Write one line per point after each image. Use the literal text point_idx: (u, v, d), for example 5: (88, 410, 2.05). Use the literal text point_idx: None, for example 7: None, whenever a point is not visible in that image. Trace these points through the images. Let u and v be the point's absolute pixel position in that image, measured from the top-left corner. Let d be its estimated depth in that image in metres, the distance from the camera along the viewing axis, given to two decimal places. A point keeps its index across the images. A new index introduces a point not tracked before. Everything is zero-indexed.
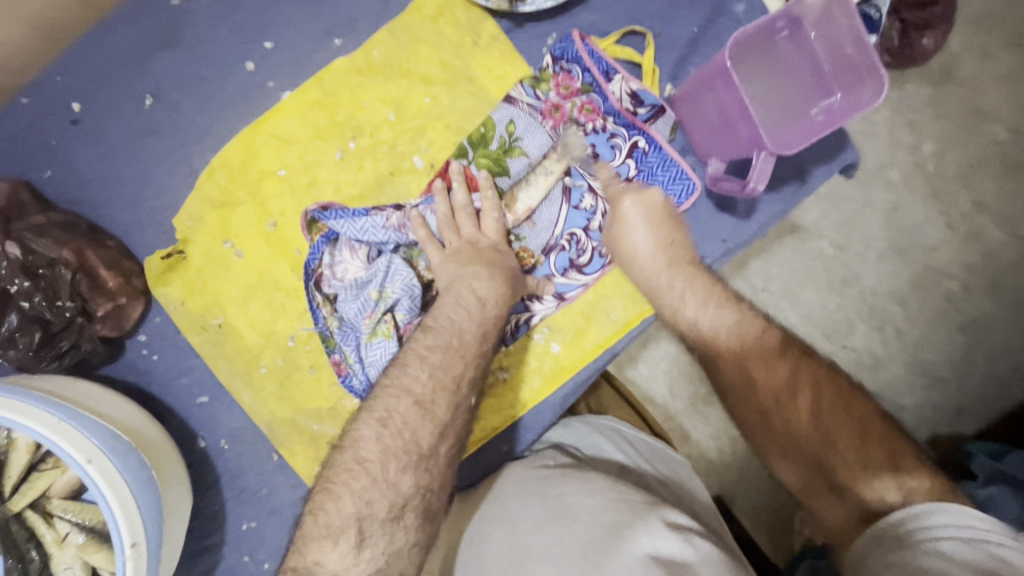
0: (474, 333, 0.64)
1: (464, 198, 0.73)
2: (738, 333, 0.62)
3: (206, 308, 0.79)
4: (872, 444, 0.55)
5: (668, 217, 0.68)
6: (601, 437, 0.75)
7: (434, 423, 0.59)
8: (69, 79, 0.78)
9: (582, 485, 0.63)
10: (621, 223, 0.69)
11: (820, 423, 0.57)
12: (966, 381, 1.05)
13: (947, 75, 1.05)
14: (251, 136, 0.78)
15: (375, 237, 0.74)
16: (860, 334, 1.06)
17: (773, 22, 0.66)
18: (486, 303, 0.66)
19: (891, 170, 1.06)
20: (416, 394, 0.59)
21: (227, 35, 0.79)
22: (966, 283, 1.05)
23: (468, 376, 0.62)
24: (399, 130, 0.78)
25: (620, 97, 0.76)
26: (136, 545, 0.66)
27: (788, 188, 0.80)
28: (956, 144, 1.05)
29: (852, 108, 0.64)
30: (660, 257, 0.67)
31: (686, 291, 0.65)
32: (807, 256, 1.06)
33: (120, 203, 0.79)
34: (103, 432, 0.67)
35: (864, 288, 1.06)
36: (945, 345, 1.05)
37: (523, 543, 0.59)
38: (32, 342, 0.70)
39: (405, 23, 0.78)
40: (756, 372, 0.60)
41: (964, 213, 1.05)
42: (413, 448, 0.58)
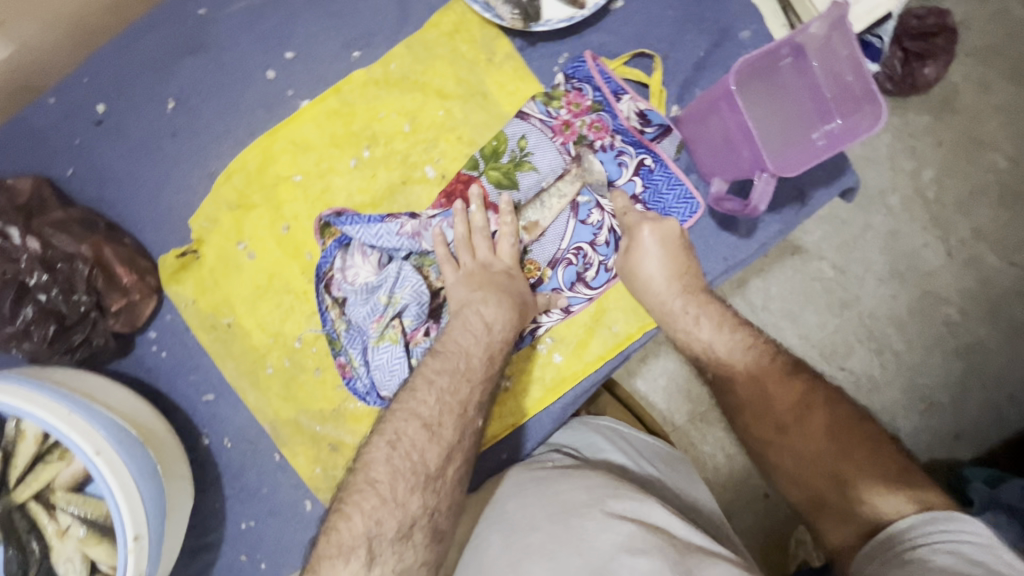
0: (481, 358, 0.66)
1: (483, 221, 0.74)
2: (747, 353, 0.66)
3: (216, 308, 0.81)
4: (881, 458, 0.57)
5: (681, 248, 0.71)
6: (599, 436, 0.77)
7: (441, 446, 0.61)
8: (95, 81, 0.80)
9: (579, 482, 0.65)
10: (636, 249, 0.72)
11: (839, 439, 0.59)
12: (962, 406, 1.06)
13: (947, 104, 1.08)
14: (269, 142, 0.80)
15: (389, 244, 0.76)
16: (858, 356, 1.07)
17: (776, 51, 0.69)
18: (492, 328, 0.68)
19: (891, 196, 1.08)
20: (422, 417, 0.61)
21: (250, 44, 0.81)
22: (963, 309, 1.07)
23: (474, 400, 0.64)
24: (412, 140, 0.81)
25: (629, 116, 0.79)
26: (138, 538, 0.67)
27: (788, 209, 0.82)
28: (955, 173, 1.08)
29: (850, 134, 0.66)
30: (674, 285, 0.71)
31: (699, 317, 0.69)
32: (807, 277, 1.07)
33: (137, 202, 0.81)
34: (112, 425, 0.68)
35: (863, 310, 1.07)
36: (942, 369, 1.07)
37: (522, 542, 0.61)
38: (45, 335, 0.71)
39: (422, 38, 0.81)
40: (773, 393, 0.63)
41: (963, 239, 1.07)
42: (420, 470, 0.59)
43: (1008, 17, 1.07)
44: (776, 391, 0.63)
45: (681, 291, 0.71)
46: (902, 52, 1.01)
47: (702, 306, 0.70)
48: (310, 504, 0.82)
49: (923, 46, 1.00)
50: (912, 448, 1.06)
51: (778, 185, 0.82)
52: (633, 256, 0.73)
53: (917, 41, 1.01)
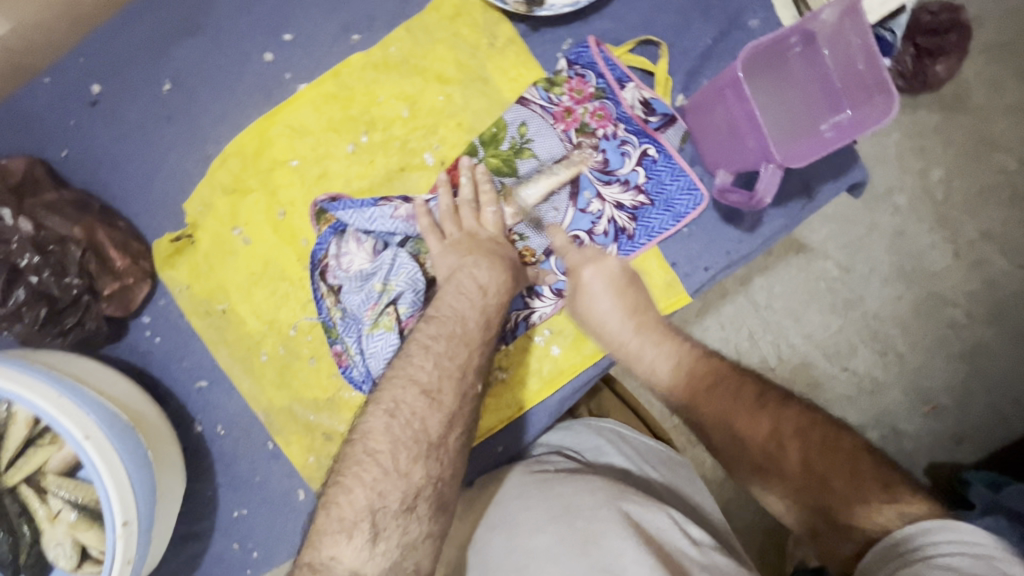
0: (476, 321, 0.64)
1: (469, 194, 0.73)
2: (707, 391, 0.65)
3: (210, 294, 0.80)
4: (864, 477, 0.56)
5: (628, 285, 0.70)
6: (602, 439, 0.75)
7: (443, 412, 0.59)
8: (90, 61, 0.79)
9: (585, 485, 0.63)
10: (585, 293, 0.70)
11: (809, 467, 0.59)
12: (967, 409, 1.05)
13: (959, 101, 1.05)
14: (265, 126, 0.79)
15: (383, 228, 0.75)
16: (862, 356, 1.06)
17: (787, 37, 0.66)
18: (487, 292, 0.66)
19: (900, 194, 1.06)
20: (421, 383, 0.59)
21: (248, 26, 0.80)
22: (970, 310, 1.05)
23: (474, 363, 0.63)
24: (411, 126, 0.79)
25: (632, 104, 0.77)
26: (127, 524, 0.66)
27: (794, 203, 0.80)
28: (966, 171, 1.06)
29: (861, 126, 0.64)
30: (629, 324, 0.69)
31: (656, 357, 0.68)
32: (813, 275, 1.06)
33: (132, 186, 0.80)
34: (103, 410, 0.67)
35: (868, 310, 1.06)
36: (947, 371, 1.05)
37: (525, 545, 0.60)
38: (37, 317, 0.71)
39: (423, 22, 0.79)
40: (740, 428, 0.63)
41: (972, 240, 1.05)
42: (422, 437, 0.57)
43: None
44: (744, 431, 0.63)
45: (635, 332, 0.69)
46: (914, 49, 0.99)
47: (658, 345, 0.69)
48: (303, 493, 0.82)
49: (936, 41, 0.98)
50: (915, 450, 1.05)
51: (784, 178, 0.80)
52: (583, 302, 0.70)
53: (930, 37, 0.98)
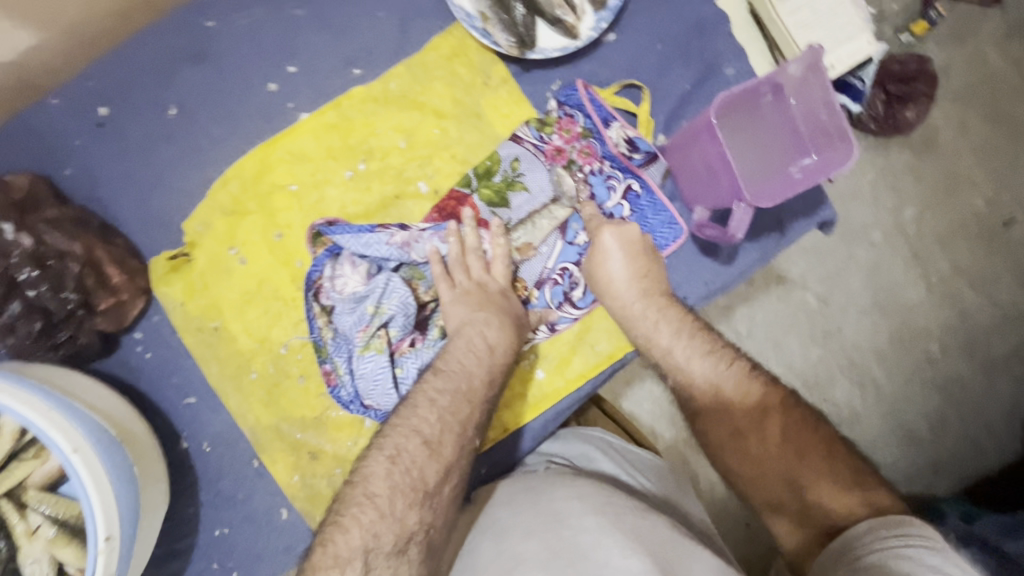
0: (482, 378, 0.68)
1: (475, 241, 0.77)
2: (706, 360, 0.68)
3: (203, 311, 0.81)
4: (838, 460, 0.60)
5: (642, 249, 0.75)
6: (591, 446, 0.78)
7: (440, 463, 0.62)
8: (100, 85, 0.82)
9: (570, 490, 0.65)
10: (598, 252, 0.75)
11: (787, 439, 0.62)
12: (942, 439, 1.10)
13: (927, 145, 1.12)
14: (267, 152, 0.82)
15: (377, 250, 0.78)
16: (840, 386, 1.10)
17: (758, 87, 0.72)
18: (495, 351, 0.70)
19: (873, 230, 1.12)
20: (423, 434, 0.62)
21: (255, 56, 0.84)
22: (942, 342, 1.11)
23: (473, 420, 0.66)
24: (407, 157, 0.83)
25: (618, 142, 0.82)
26: (110, 539, 0.66)
27: (767, 238, 0.85)
28: (934, 210, 1.12)
29: (825, 169, 0.69)
30: (633, 287, 0.73)
31: (656, 321, 0.71)
32: (791, 306, 1.10)
33: (131, 204, 0.83)
34: (92, 423, 0.68)
35: (844, 341, 1.10)
36: (921, 402, 1.10)
37: (513, 548, 0.61)
38: (31, 331, 0.72)
39: (422, 60, 0.84)
40: (729, 392, 0.66)
41: (942, 275, 1.11)
42: (420, 486, 0.60)
43: (986, 66, 1.13)
44: (731, 396, 0.66)
45: (641, 295, 0.73)
46: (885, 94, 1.07)
47: (662, 310, 0.72)
48: (287, 512, 0.83)
49: (904, 89, 1.06)
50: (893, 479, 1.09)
51: (758, 215, 0.85)
52: (595, 260, 0.75)
53: (898, 85, 1.06)
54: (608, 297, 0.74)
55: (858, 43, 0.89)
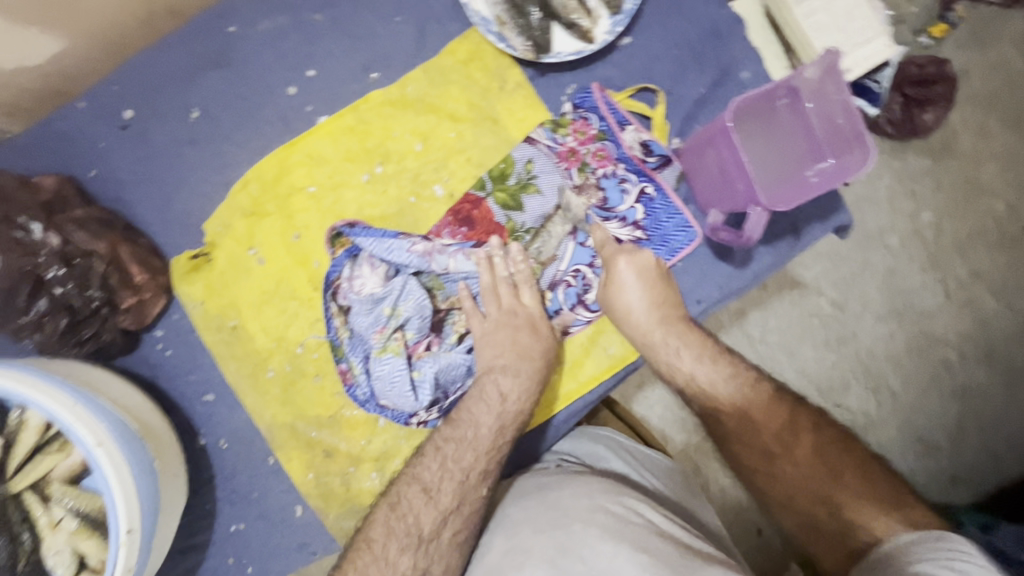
0: (490, 427, 0.70)
1: (504, 270, 0.78)
2: (732, 383, 0.70)
3: (223, 310, 0.83)
4: (874, 479, 0.61)
5: (656, 276, 0.75)
6: (600, 446, 0.79)
7: (438, 510, 0.66)
8: (124, 88, 0.84)
9: (580, 487, 0.65)
10: (614, 282, 0.75)
11: (821, 458, 0.63)
12: (960, 448, 1.08)
13: (946, 149, 1.11)
14: (286, 154, 0.83)
15: (400, 258, 0.78)
16: (855, 394, 1.09)
17: (773, 91, 0.72)
18: (507, 399, 0.72)
19: (890, 235, 1.11)
20: (423, 481, 0.67)
21: (274, 61, 0.85)
22: (961, 350, 1.09)
23: (478, 469, 0.68)
24: (423, 160, 0.84)
25: (632, 146, 0.82)
26: (131, 532, 0.67)
27: (782, 242, 0.85)
28: (953, 215, 1.11)
29: (842, 172, 0.69)
30: (653, 314, 0.73)
31: (680, 347, 0.72)
32: (806, 312, 1.10)
33: (154, 205, 0.85)
34: (114, 418, 0.70)
35: (859, 347, 1.09)
36: (939, 410, 1.09)
37: (523, 544, 0.62)
38: (57, 327, 0.75)
39: (439, 64, 0.85)
40: (757, 415, 0.67)
41: (961, 281, 1.10)
42: (413, 531, 0.65)
43: (1008, 68, 1.11)
44: (760, 420, 0.67)
45: (660, 322, 0.73)
46: (903, 97, 1.05)
47: (682, 336, 0.72)
48: (301, 509, 0.84)
49: (922, 92, 1.05)
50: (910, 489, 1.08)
51: (773, 219, 0.85)
52: (610, 290, 0.76)
53: (916, 88, 1.05)
54: (625, 325, 0.75)
55: (876, 46, 0.88)
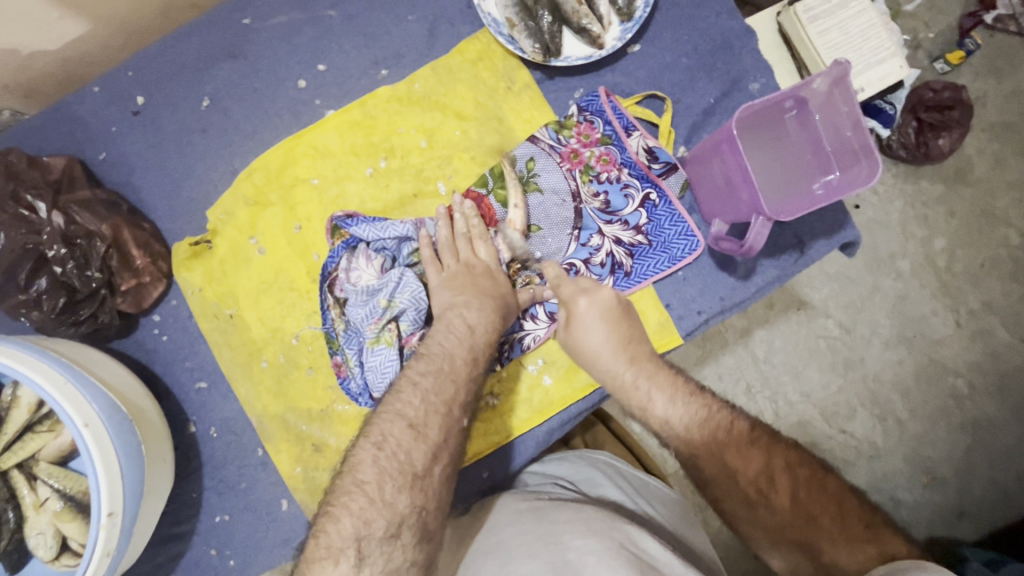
0: (463, 357, 0.68)
1: (462, 226, 0.77)
2: (705, 428, 0.64)
3: (220, 298, 0.83)
4: (849, 514, 0.57)
5: (623, 316, 0.69)
6: (596, 471, 0.76)
7: (429, 444, 0.61)
8: (138, 75, 0.85)
9: (575, 513, 0.63)
10: (577, 326, 0.69)
11: (798, 502, 0.59)
12: (968, 483, 1.06)
13: (959, 176, 1.10)
14: (291, 146, 0.84)
15: (394, 233, 0.78)
16: (860, 420, 1.07)
17: (781, 102, 0.71)
18: (475, 330, 0.70)
19: (900, 260, 1.09)
20: (408, 417, 0.62)
21: (286, 55, 0.86)
22: (970, 380, 1.07)
23: (459, 399, 0.65)
24: (427, 156, 0.84)
25: (637, 151, 0.82)
26: (112, 515, 0.66)
27: (786, 256, 0.83)
28: (966, 243, 1.09)
29: (849, 186, 0.68)
30: (620, 356, 0.67)
31: (652, 389, 0.66)
32: (812, 333, 1.08)
33: (159, 191, 0.85)
34: (104, 401, 0.69)
35: (866, 373, 1.08)
36: (946, 442, 1.06)
37: (514, 571, 0.58)
38: (55, 306, 0.75)
39: (447, 62, 0.84)
40: (732, 463, 0.62)
41: (972, 310, 1.08)
42: (408, 469, 0.59)
43: None
44: (736, 466, 0.62)
45: (630, 363, 0.67)
46: (917, 121, 1.05)
47: (652, 378, 0.67)
48: (287, 503, 0.84)
49: (939, 117, 1.04)
50: (914, 522, 1.05)
51: (779, 232, 0.84)
52: (575, 334, 0.69)
53: (932, 113, 1.05)
54: (596, 369, 0.69)
55: (889, 66, 0.89)
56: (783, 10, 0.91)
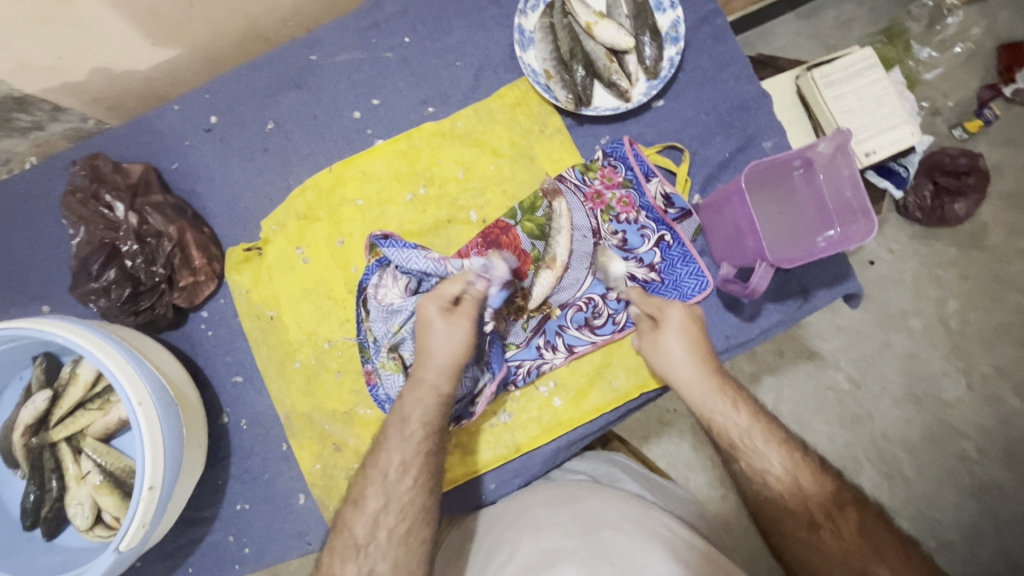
0: (419, 420, 0.73)
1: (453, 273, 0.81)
2: (779, 445, 0.70)
3: (264, 300, 0.91)
4: (909, 554, 0.61)
5: (702, 337, 0.78)
6: (616, 469, 0.85)
7: (367, 515, 0.70)
8: (214, 97, 0.95)
9: (605, 497, 0.74)
10: (660, 334, 0.79)
11: (865, 532, 0.62)
12: (976, 551, 1.13)
13: (975, 242, 1.20)
14: (342, 169, 0.93)
15: (417, 265, 0.81)
16: (869, 476, 1.17)
17: (789, 160, 0.78)
18: (432, 393, 0.74)
19: (914, 319, 1.20)
20: (381, 473, 0.71)
21: (346, 88, 0.95)
22: (979, 445, 1.16)
23: (412, 457, 0.72)
24: (463, 187, 0.92)
25: (655, 196, 0.89)
26: (152, 489, 0.72)
27: (791, 302, 0.89)
28: (978, 308, 1.19)
29: (846, 241, 0.74)
30: (694, 367, 0.76)
31: (726, 401, 0.73)
32: (821, 385, 1.20)
33: (220, 200, 0.95)
34: (156, 383, 0.76)
35: (875, 430, 1.18)
36: (957, 507, 1.15)
37: (552, 545, 0.67)
38: (121, 295, 0.84)
39: (488, 105, 0.94)
40: (805, 482, 0.67)
41: (985, 376, 1.18)
42: (351, 540, 0.69)
43: None
44: (806, 487, 0.67)
45: (708, 377, 0.75)
46: (935, 186, 1.16)
47: (728, 393, 0.74)
48: (304, 498, 0.89)
49: (955, 183, 1.16)
50: None
51: (784, 279, 0.89)
52: (657, 341, 0.79)
53: (947, 178, 1.16)
54: (673, 378, 0.78)
55: (902, 132, 0.97)
56: (802, 74, 1.00)
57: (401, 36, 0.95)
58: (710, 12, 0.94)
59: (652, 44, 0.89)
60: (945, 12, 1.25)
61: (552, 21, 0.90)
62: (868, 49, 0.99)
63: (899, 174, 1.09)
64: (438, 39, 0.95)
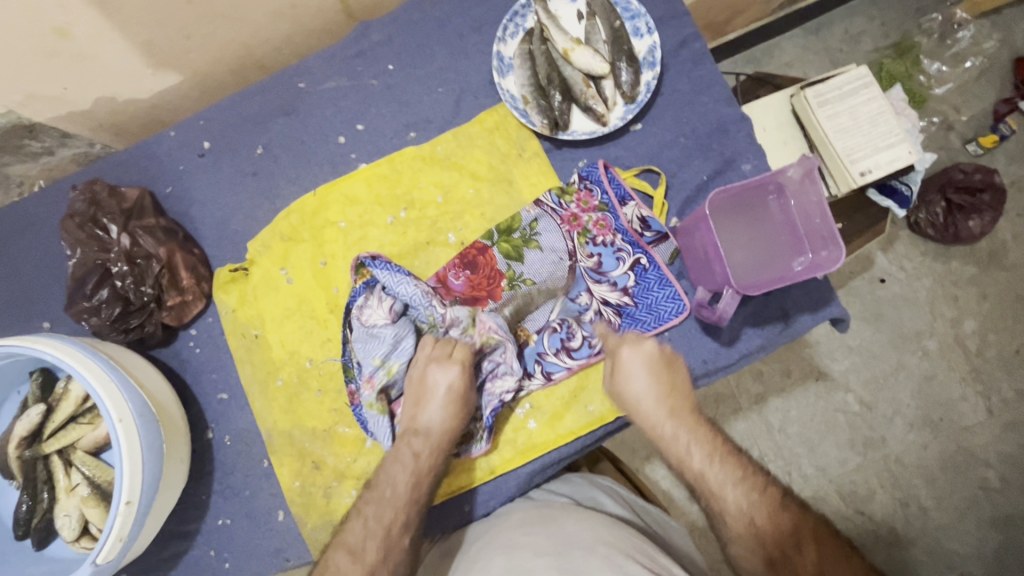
0: (404, 484, 0.75)
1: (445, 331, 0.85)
2: (763, 503, 0.67)
3: (249, 319, 0.94)
4: None
5: (666, 369, 0.77)
6: (599, 490, 0.84)
7: (363, 567, 0.69)
8: (209, 123, 0.99)
9: (583, 519, 0.73)
10: (622, 372, 0.78)
11: None
12: None
13: (993, 259, 1.23)
14: (325, 193, 0.95)
15: (407, 288, 0.86)
16: (880, 502, 1.18)
17: (761, 185, 0.78)
18: (420, 456, 0.77)
19: (927, 340, 1.22)
20: (348, 544, 0.71)
21: (331, 114, 0.98)
22: (1002, 473, 1.18)
23: (398, 521, 0.72)
24: (442, 210, 0.94)
25: (631, 220, 0.89)
26: (129, 503, 0.75)
27: (771, 327, 0.88)
28: (997, 327, 1.21)
29: (815, 267, 0.73)
30: (663, 406, 0.75)
31: (692, 441, 0.72)
32: (830, 406, 1.21)
33: (210, 222, 0.98)
34: (138, 399, 0.79)
35: (888, 453, 1.19)
36: (977, 537, 1.16)
37: (523, 565, 0.66)
38: (111, 314, 0.87)
39: (467, 130, 0.95)
40: (795, 545, 0.63)
41: (1005, 400, 1.20)
42: None
43: None
44: (794, 549, 0.63)
45: (670, 415, 0.74)
46: (947, 203, 1.19)
47: (692, 431, 0.73)
48: (283, 515, 0.91)
49: (967, 199, 1.18)
50: None
51: (764, 303, 0.88)
52: (619, 379, 0.78)
53: (960, 195, 1.18)
54: (636, 414, 0.77)
55: (898, 151, 0.94)
56: (796, 92, 1.00)
57: (385, 64, 0.98)
58: (689, 36, 0.94)
59: (628, 69, 0.90)
60: (955, 26, 1.26)
61: (531, 48, 0.92)
62: (863, 67, 0.98)
63: (902, 193, 1.06)
64: (421, 66, 0.98)
